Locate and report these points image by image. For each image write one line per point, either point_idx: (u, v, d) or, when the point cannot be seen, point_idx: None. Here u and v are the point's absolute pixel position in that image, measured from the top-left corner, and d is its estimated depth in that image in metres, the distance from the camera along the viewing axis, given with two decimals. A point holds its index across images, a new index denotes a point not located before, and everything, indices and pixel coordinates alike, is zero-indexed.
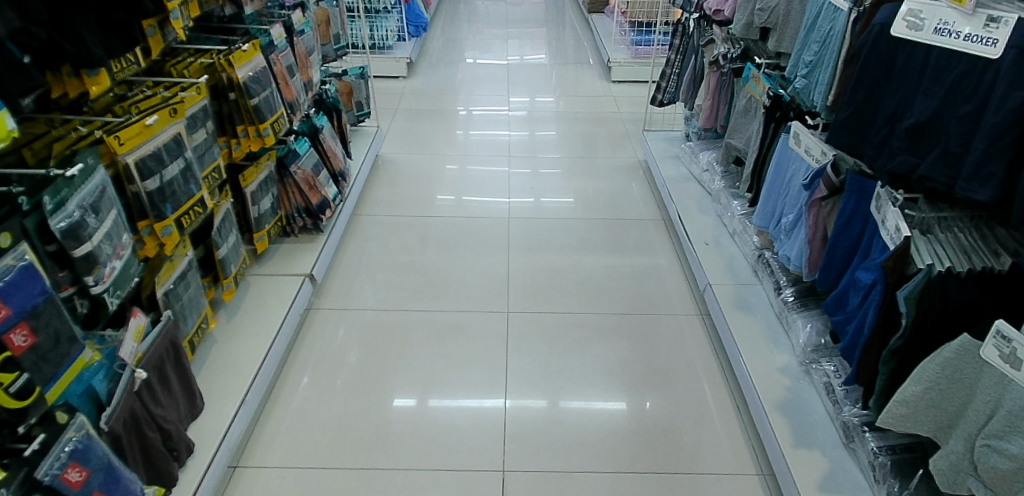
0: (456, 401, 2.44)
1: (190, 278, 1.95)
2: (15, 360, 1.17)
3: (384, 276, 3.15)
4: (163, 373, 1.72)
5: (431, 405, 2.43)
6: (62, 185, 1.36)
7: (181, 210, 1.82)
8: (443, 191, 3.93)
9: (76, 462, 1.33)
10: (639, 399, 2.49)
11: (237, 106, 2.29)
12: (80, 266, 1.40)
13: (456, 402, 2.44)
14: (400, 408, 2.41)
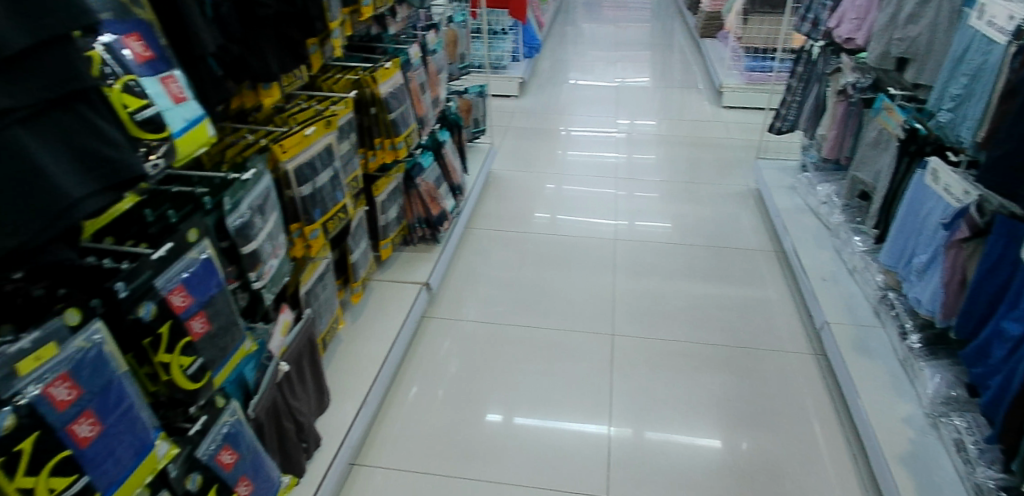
0: (542, 421, 2.44)
1: (327, 280, 2.06)
2: (194, 345, 1.24)
3: (484, 291, 3.20)
4: (301, 367, 1.81)
5: (516, 423, 2.44)
6: (239, 187, 1.49)
7: (327, 215, 1.94)
8: (538, 209, 3.95)
9: (229, 445, 1.36)
10: (735, 438, 2.39)
11: (377, 120, 2.41)
12: (247, 261, 1.51)
13: (542, 422, 2.44)
14: (489, 424, 2.43)
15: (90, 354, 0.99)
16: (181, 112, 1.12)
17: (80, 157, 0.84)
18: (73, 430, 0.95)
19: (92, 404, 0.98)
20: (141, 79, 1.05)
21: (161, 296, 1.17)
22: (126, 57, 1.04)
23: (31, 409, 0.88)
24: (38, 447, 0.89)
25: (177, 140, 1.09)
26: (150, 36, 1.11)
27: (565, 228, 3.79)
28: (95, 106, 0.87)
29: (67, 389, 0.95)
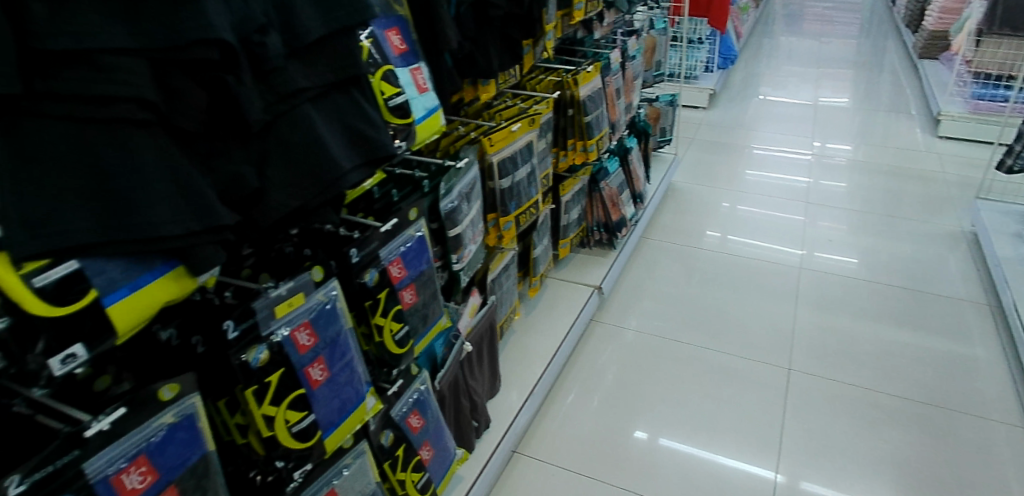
0: (689, 448, 2.34)
1: (511, 271, 2.15)
2: (403, 313, 1.35)
3: (652, 303, 3.15)
4: (481, 351, 1.91)
5: (661, 445, 2.36)
6: (453, 174, 1.60)
7: (521, 209, 2.02)
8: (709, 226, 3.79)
9: (417, 410, 1.46)
10: None
11: (572, 122, 2.46)
12: (451, 244, 1.61)
13: (689, 449, 2.34)
14: (636, 441, 2.38)
15: (326, 307, 1.10)
16: (423, 101, 1.22)
17: (348, 135, 0.94)
18: (309, 372, 1.05)
19: (324, 352, 1.08)
20: (396, 68, 1.16)
21: (383, 265, 1.29)
22: (388, 49, 1.16)
23: (281, 347, 0.99)
24: (282, 381, 0.99)
25: (418, 125, 1.20)
26: (406, 30, 1.22)
27: (739, 250, 3.60)
28: (362, 91, 0.97)
29: (309, 333, 1.06)
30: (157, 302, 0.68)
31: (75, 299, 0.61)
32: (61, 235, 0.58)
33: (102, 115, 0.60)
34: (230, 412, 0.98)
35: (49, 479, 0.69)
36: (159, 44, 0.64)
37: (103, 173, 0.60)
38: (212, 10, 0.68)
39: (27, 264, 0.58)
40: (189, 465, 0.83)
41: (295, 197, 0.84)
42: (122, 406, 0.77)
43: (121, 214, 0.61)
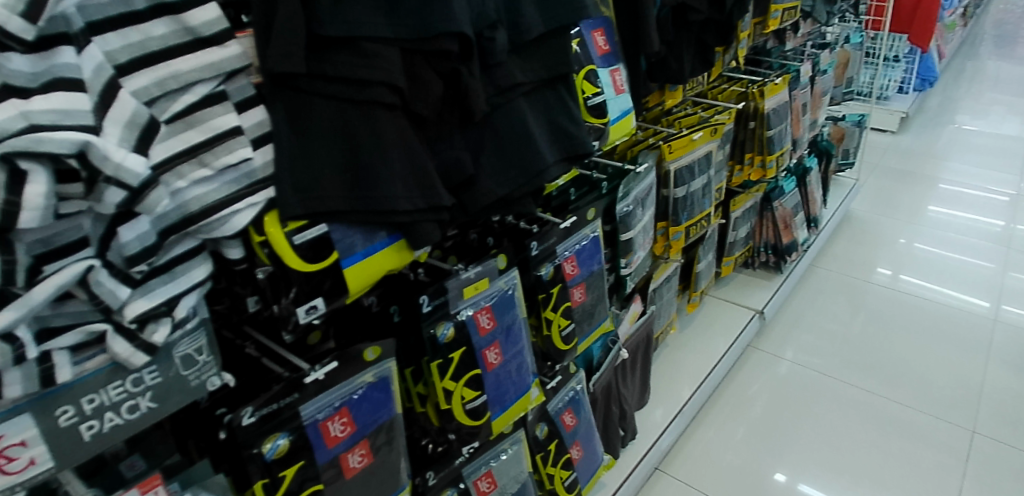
0: None
1: (672, 283, 2.09)
2: (571, 310, 1.36)
3: (811, 335, 2.69)
4: (635, 360, 1.88)
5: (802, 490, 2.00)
6: (632, 178, 1.59)
7: (693, 220, 1.97)
8: (882, 261, 3.23)
9: (571, 409, 1.47)
10: None
11: (753, 135, 2.34)
12: (622, 247, 1.61)
13: None
14: (775, 483, 2.02)
15: (506, 295, 1.14)
16: (619, 103, 1.21)
17: (553, 131, 0.96)
18: (485, 354, 1.10)
19: (501, 337, 1.13)
20: (598, 68, 1.17)
21: (558, 261, 1.31)
22: (592, 49, 1.17)
23: (464, 326, 1.06)
24: (463, 359, 1.06)
25: (612, 126, 1.20)
26: (610, 32, 1.22)
27: (919, 290, 3.01)
28: (569, 88, 0.98)
29: (489, 317, 1.11)
30: (382, 270, 0.73)
31: (324, 257, 0.67)
32: (319, 200, 0.64)
33: (361, 97, 0.64)
34: (414, 381, 1.08)
35: (272, 416, 0.77)
36: (409, 34, 0.65)
37: (355, 148, 0.65)
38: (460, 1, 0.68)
39: (291, 223, 0.64)
40: (379, 424, 0.90)
41: (503, 185, 0.86)
42: (334, 361, 0.85)
43: (365, 185, 0.66)
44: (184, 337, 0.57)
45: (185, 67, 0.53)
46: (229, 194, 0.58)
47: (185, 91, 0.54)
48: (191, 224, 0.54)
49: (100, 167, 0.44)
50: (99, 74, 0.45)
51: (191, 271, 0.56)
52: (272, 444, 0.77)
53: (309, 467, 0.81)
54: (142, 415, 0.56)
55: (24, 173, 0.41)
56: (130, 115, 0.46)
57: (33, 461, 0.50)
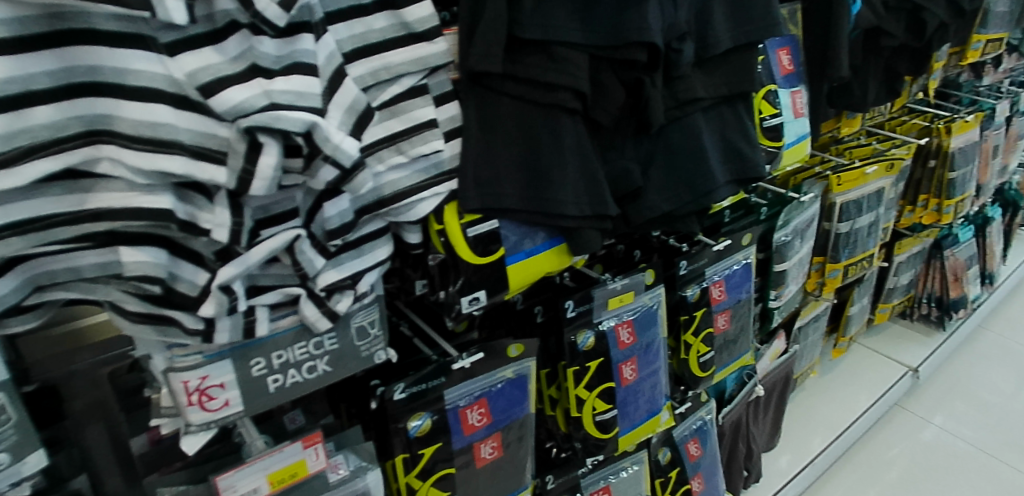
0: None
1: (819, 324, 1.96)
2: (713, 336, 1.31)
3: (969, 407, 2.29)
4: (770, 398, 1.78)
5: None
6: (794, 207, 1.49)
7: (854, 259, 1.82)
8: None
9: (697, 438, 1.42)
10: None
11: (931, 175, 2.09)
12: (773, 278, 1.53)
13: None
14: None
15: (650, 311, 1.12)
16: (796, 127, 1.15)
17: (726, 149, 0.91)
18: (621, 368, 1.08)
19: (639, 353, 1.11)
20: (779, 88, 1.11)
21: (706, 284, 1.27)
22: (775, 68, 1.12)
23: (604, 337, 1.05)
24: (599, 370, 1.05)
25: (786, 150, 1.14)
26: (796, 50, 1.16)
27: None
28: (747, 106, 0.93)
29: (630, 332, 1.09)
30: (542, 271, 0.74)
31: (492, 251, 0.69)
32: (495, 196, 0.66)
33: (545, 100, 0.65)
34: (548, 383, 1.10)
35: (419, 396, 0.82)
36: (600, 41, 0.64)
37: (534, 150, 0.67)
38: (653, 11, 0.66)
39: (467, 215, 0.66)
40: (513, 420, 0.92)
41: (669, 201, 0.84)
42: (480, 352, 0.87)
43: (538, 187, 0.67)
44: (361, 310, 0.61)
45: (397, 59, 0.56)
46: (418, 182, 0.61)
47: (393, 82, 0.57)
48: (383, 206, 0.58)
49: (322, 147, 0.47)
50: (330, 62, 0.49)
51: (376, 249, 0.60)
52: (416, 422, 0.82)
53: (446, 449, 0.85)
54: (318, 376, 0.60)
55: (261, 145, 0.43)
56: (351, 100, 0.50)
57: (228, 403, 0.55)
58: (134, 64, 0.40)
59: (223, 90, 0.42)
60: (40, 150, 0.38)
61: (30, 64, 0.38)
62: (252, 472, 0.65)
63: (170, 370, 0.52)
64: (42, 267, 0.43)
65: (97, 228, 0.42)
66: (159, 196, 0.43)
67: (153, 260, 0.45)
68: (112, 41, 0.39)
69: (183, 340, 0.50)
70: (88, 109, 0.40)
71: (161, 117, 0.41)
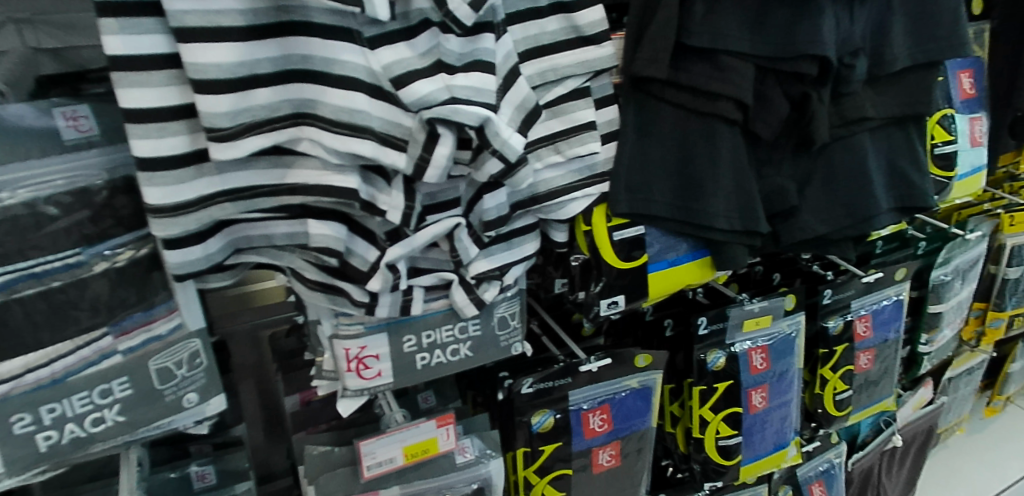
0: None
1: (973, 378, 1.77)
2: (852, 374, 1.22)
3: None
4: (907, 450, 1.63)
5: None
6: (958, 245, 1.36)
7: (1021, 309, 1.62)
8: None
9: (822, 481, 1.33)
10: None
11: None
12: (926, 320, 1.39)
13: None
14: None
15: (787, 338, 1.07)
16: (972, 157, 1.05)
17: (892, 174, 0.85)
18: (750, 395, 1.04)
19: (771, 381, 1.06)
20: (956, 114, 1.02)
21: (850, 318, 1.18)
22: (953, 92, 1.03)
23: (735, 360, 1.01)
24: (727, 392, 1.02)
25: (958, 182, 1.04)
26: (980, 74, 1.06)
27: None
28: (920, 131, 0.86)
29: (763, 357, 1.04)
30: (683, 282, 0.73)
31: (635, 257, 0.68)
32: (645, 203, 0.66)
33: (705, 109, 0.64)
34: (671, 399, 1.07)
35: (545, 393, 0.84)
36: (769, 51, 0.63)
37: (688, 158, 0.66)
38: (828, 23, 0.62)
39: (615, 219, 0.67)
40: (634, 431, 0.91)
41: (823, 224, 0.80)
42: (608, 357, 0.87)
43: (689, 196, 0.67)
44: (504, 301, 0.63)
45: (565, 62, 0.57)
46: (572, 182, 0.61)
47: (558, 83, 0.58)
48: (536, 202, 0.60)
49: (491, 142, 0.48)
50: (506, 61, 0.52)
51: (524, 244, 0.62)
52: (540, 418, 0.84)
53: (565, 449, 0.86)
54: (460, 359, 0.63)
55: (438, 136, 0.46)
56: (521, 99, 0.52)
57: (380, 374, 0.59)
58: (341, 56, 0.44)
59: (412, 83, 0.45)
60: (257, 128, 0.43)
61: (257, 50, 0.42)
62: (390, 442, 0.69)
63: (336, 336, 0.57)
64: (241, 232, 0.48)
65: (293, 201, 0.47)
66: (348, 177, 0.46)
67: (335, 234, 0.49)
68: (325, 33, 0.43)
69: (350, 310, 0.55)
70: (299, 94, 0.44)
71: (358, 105, 0.44)
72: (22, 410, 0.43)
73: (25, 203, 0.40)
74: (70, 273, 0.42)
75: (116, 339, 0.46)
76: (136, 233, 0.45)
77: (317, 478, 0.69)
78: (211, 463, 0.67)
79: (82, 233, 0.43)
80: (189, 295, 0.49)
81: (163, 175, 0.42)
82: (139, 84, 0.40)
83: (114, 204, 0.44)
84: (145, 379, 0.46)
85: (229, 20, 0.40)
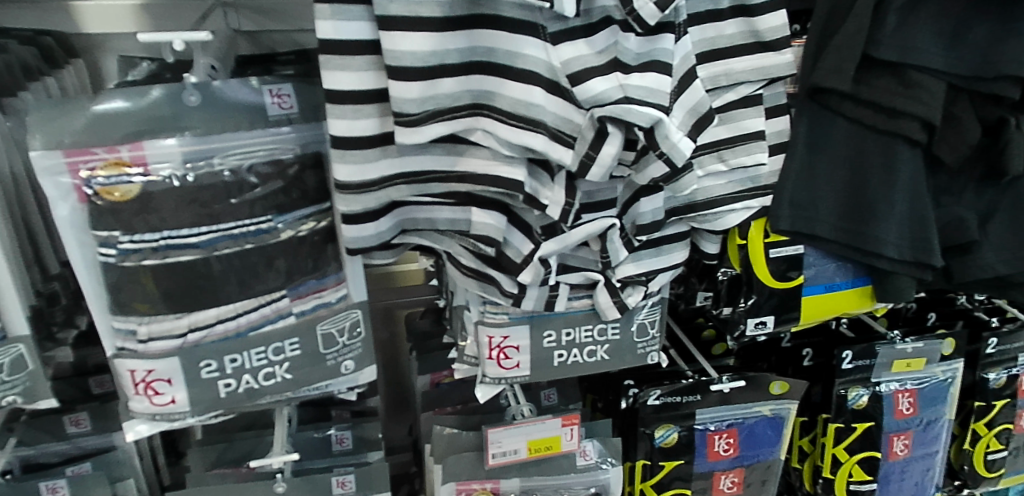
0: None
1: None
2: (1010, 433, 1.08)
3: None
4: None
5: None
6: None
7: None
8: None
9: None
10: None
11: None
12: None
13: None
14: None
15: (940, 385, 0.97)
16: None
17: None
18: (892, 440, 0.96)
19: (916, 429, 0.97)
20: None
21: (1016, 371, 1.05)
22: None
23: (879, 401, 0.94)
24: (866, 433, 0.94)
25: None
26: None
27: None
28: None
29: (910, 402, 0.95)
30: (838, 310, 0.69)
31: (791, 277, 0.66)
32: (809, 221, 0.63)
33: (886, 127, 0.60)
34: (802, 433, 1.01)
35: (671, 407, 0.81)
36: (965, 70, 0.57)
37: (861, 179, 0.62)
38: None
39: (773, 235, 0.64)
40: (761, 460, 0.86)
41: (1006, 263, 0.71)
42: (742, 379, 0.82)
43: (857, 219, 0.63)
44: (645, 308, 0.62)
45: (739, 67, 0.55)
46: (732, 193, 0.59)
47: (730, 89, 0.56)
48: (692, 210, 0.58)
49: (659, 144, 0.47)
50: (684, 62, 0.50)
51: (673, 252, 0.60)
52: (663, 432, 0.82)
53: (686, 468, 0.83)
54: (596, 361, 0.63)
55: (607, 134, 0.46)
56: (695, 102, 0.50)
57: (519, 365, 0.60)
58: (524, 49, 0.45)
59: (588, 80, 0.45)
60: (439, 115, 0.45)
61: (449, 41, 0.43)
62: (517, 434, 0.69)
63: (481, 323, 0.58)
64: (409, 214, 0.51)
65: (461, 188, 0.49)
66: (516, 169, 0.47)
67: (496, 223, 0.50)
68: (511, 27, 0.44)
69: (497, 299, 0.56)
70: (479, 85, 0.45)
71: (535, 98, 0.45)
72: (209, 357, 0.48)
73: (232, 170, 0.45)
74: (260, 238, 0.46)
75: (291, 301, 0.49)
76: (318, 207, 0.49)
77: (445, 458, 0.71)
78: (349, 429, 0.70)
79: (276, 202, 0.46)
80: (356, 270, 0.52)
81: (353, 154, 0.45)
82: (342, 67, 0.43)
83: (303, 177, 0.48)
84: (312, 342, 0.51)
85: (428, 10, 0.42)
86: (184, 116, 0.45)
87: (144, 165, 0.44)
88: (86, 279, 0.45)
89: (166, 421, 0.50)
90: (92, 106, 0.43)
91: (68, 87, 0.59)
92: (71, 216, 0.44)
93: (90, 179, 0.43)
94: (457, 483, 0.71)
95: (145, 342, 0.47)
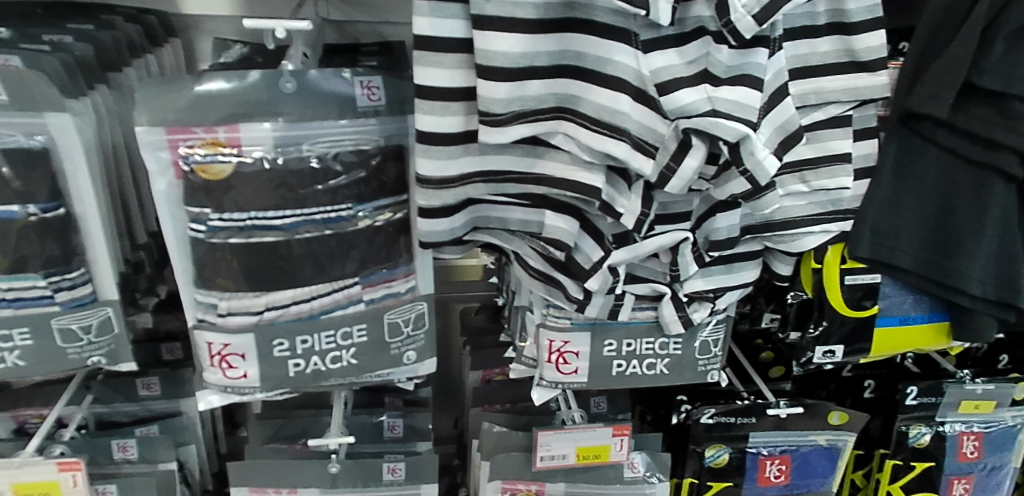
0: None
1: None
2: None
3: None
4: None
5: None
6: None
7: None
8: None
9: None
10: None
11: None
12: None
13: None
14: None
15: (1010, 431, 0.92)
16: None
17: None
18: (951, 483, 0.92)
19: (979, 474, 0.92)
20: None
21: None
22: None
23: (942, 441, 0.90)
24: (926, 473, 0.91)
25: None
26: None
27: None
28: None
29: (975, 445, 0.91)
30: (912, 344, 0.67)
31: (866, 306, 0.64)
32: (890, 250, 0.61)
33: (982, 158, 0.57)
34: (856, 467, 0.97)
35: (724, 428, 0.79)
36: None
37: (948, 211, 0.59)
38: None
39: (850, 261, 0.63)
40: (811, 490, 0.83)
41: None
42: (800, 406, 0.80)
43: (941, 252, 0.60)
44: (710, 325, 0.61)
45: (830, 87, 0.53)
46: (811, 214, 0.56)
47: (818, 108, 0.54)
48: (768, 229, 0.56)
49: (744, 160, 0.46)
50: (775, 78, 0.49)
51: (745, 270, 0.58)
52: (714, 452, 0.80)
53: (733, 490, 0.82)
54: (655, 374, 0.62)
55: (690, 146, 0.45)
56: (783, 120, 0.49)
57: (577, 371, 0.60)
58: (615, 56, 0.44)
59: (677, 90, 0.44)
60: (524, 116, 0.45)
61: (540, 43, 0.43)
62: (567, 439, 0.69)
63: (543, 326, 0.59)
64: (482, 212, 0.51)
65: (537, 190, 0.49)
66: (595, 175, 0.47)
67: (568, 228, 0.50)
68: (604, 33, 0.44)
69: (562, 303, 0.56)
70: (566, 89, 0.45)
71: (621, 106, 0.45)
72: (282, 336, 0.49)
73: (319, 157, 0.46)
74: (339, 225, 0.47)
75: (363, 289, 0.50)
76: (396, 198, 0.50)
77: (493, 456, 0.71)
78: (401, 417, 0.71)
79: (357, 191, 0.47)
80: (426, 263, 0.53)
81: (438, 149, 0.45)
82: (434, 64, 0.43)
83: (384, 169, 0.49)
84: (379, 329, 0.52)
85: (523, 12, 0.42)
86: (278, 102, 0.46)
87: (238, 146, 0.45)
88: (175, 252, 0.47)
89: (235, 394, 0.52)
90: (194, 87, 0.45)
91: (166, 65, 0.62)
92: (167, 190, 0.46)
93: (188, 156, 0.45)
94: (503, 482, 0.71)
95: (224, 316, 0.48)
